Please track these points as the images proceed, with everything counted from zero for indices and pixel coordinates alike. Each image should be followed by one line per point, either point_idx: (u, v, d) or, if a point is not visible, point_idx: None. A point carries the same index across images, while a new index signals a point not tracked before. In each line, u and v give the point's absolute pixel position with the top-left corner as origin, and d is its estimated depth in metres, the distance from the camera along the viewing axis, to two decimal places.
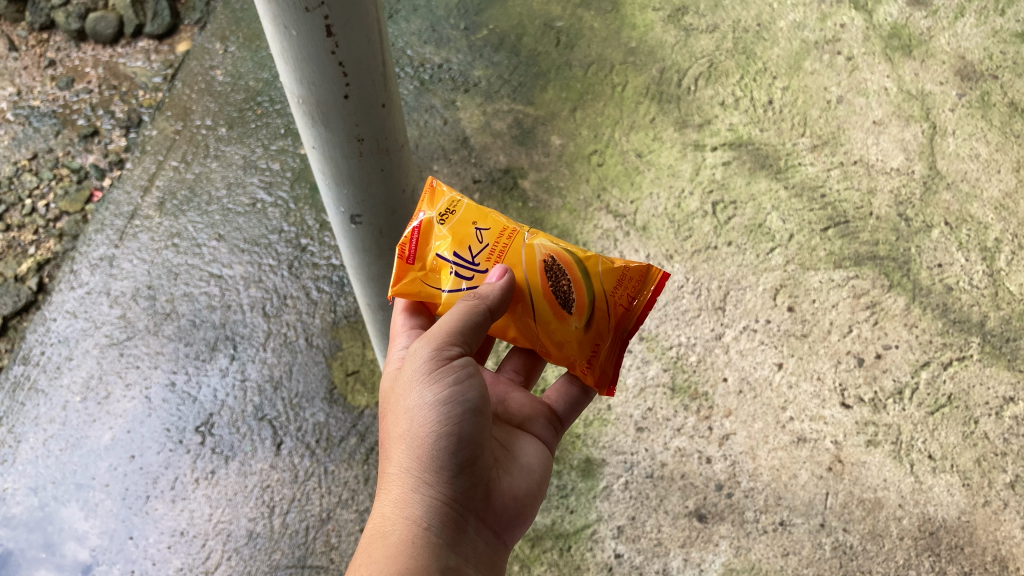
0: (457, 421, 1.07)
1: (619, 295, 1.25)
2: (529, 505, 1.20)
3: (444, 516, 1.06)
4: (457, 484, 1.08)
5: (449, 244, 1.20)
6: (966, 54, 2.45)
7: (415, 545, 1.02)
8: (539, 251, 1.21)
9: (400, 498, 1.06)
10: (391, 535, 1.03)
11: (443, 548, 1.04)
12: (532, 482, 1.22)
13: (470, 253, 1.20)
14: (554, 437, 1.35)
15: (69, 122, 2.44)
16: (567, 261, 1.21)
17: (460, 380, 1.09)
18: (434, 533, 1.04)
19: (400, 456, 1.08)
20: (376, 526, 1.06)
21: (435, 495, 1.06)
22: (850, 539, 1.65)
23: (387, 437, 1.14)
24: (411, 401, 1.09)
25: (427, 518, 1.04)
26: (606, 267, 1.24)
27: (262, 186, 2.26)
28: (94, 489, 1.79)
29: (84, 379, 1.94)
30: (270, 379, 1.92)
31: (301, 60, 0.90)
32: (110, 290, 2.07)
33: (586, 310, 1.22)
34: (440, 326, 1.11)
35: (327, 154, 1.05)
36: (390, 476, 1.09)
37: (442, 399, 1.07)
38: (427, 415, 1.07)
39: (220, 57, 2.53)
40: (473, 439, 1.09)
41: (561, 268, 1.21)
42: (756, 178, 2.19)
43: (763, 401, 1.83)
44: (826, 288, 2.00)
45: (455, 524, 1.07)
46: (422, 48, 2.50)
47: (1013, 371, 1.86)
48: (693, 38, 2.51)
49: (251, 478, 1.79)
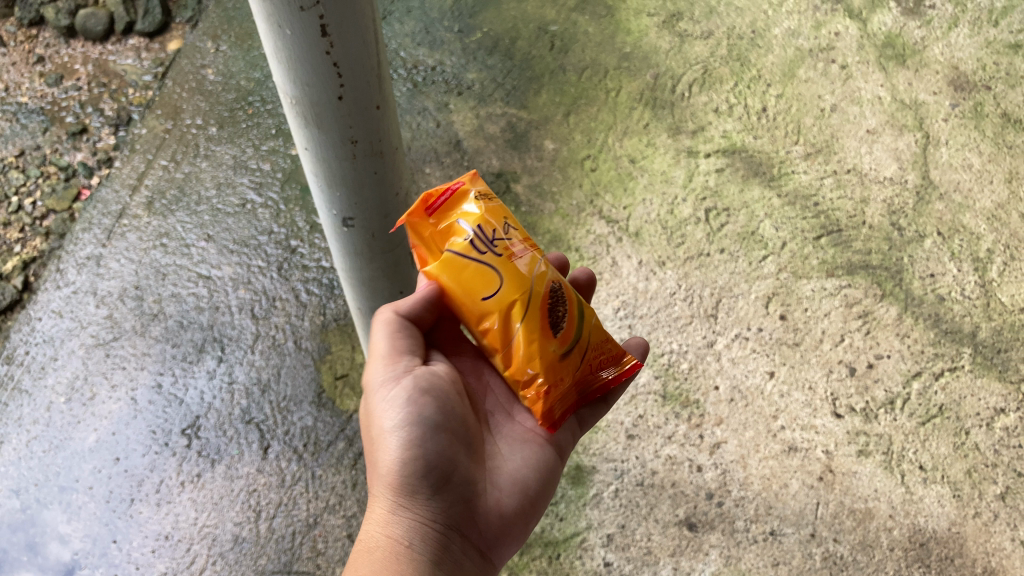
0: (423, 438, 1.09)
1: (594, 356, 1.25)
2: (523, 510, 1.19)
3: (424, 530, 1.08)
4: (435, 498, 1.09)
5: (476, 217, 1.17)
6: (959, 64, 2.45)
7: (397, 562, 1.05)
8: (550, 272, 1.21)
9: (381, 518, 1.09)
10: (374, 554, 1.07)
11: (422, 561, 1.06)
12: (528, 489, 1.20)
13: (491, 234, 1.17)
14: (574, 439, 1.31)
15: (57, 119, 2.41)
16: (570, 294, 1.22)
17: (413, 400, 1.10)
18: (416, 548, 1.06)
19: (378, 479, 1.11)
20: (363, 545, 1.10)
21: (412, 511, 1.08)
22: (840, 549, 1.64)
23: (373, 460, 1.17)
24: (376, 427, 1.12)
25: (408, 535, 1.07)
26: (596, 323, 1.26)
27: (252, 186, 2.24)
28: (77, 492, 1.77)
29: (69, 379, 1.91)
30: (258, 382, 1.90)
31: (295, 60, 0.88)
32: (96, 290, 2.05)
33: (570, 341, 1.19)
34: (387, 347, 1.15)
35: (319, 157, 1.03)
36: (373, 498, 1.12)
37: (406, 422, 1.09)
38: (394, 437, 1.09)
39: (211, 56, 2.51)
40: (445, 454, 1.10)
41: (563, 296, 1.20)
42: (750, 186, 2.19)
43: (755, 410, 1.83)
44: (818, 296, 1.99)
45: (435, 539, 1.08)
46: (415, 50, 2.48)
47: (1004, 382, 1.86)
48: (687, 44, 2.50)
49: (237, 482, 1.76)
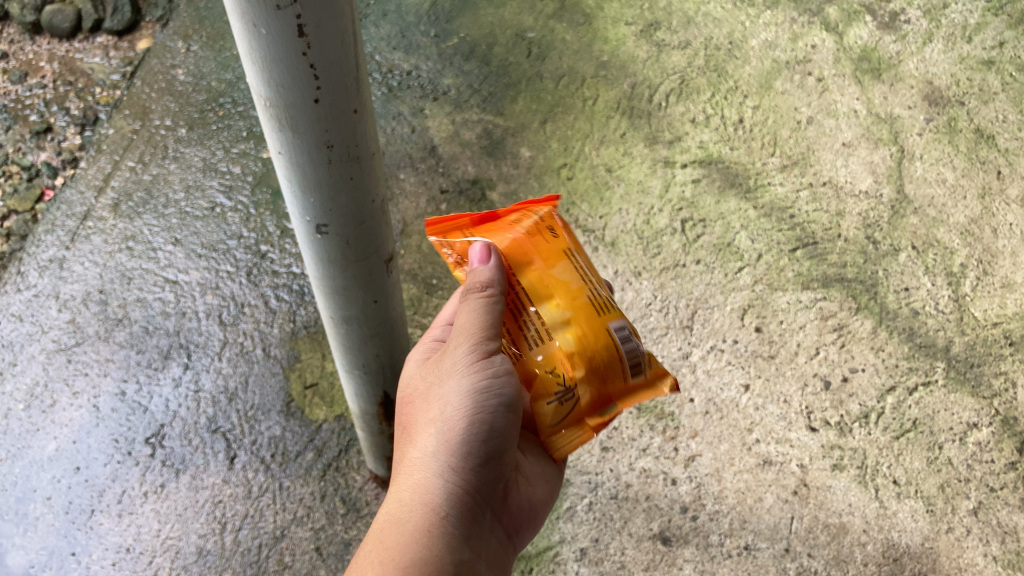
0: (489, 410, 0.99)
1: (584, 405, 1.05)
2: (542, 510, 1.15)
3: (462, 508, 0.99)
4: (480, 477, 1.01)
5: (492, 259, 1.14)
6: (933, 80, 2.46)
7: (433, 536, 0.94)
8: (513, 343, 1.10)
9: (418, 484, 0.98)
10: (406, 522, 0.95)
11: (458, 538, 0.96)
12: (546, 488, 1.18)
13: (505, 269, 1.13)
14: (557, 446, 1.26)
15: (20, 118, 2.35)
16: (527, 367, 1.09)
17: (498, 374, 1.00)
18: (453, 525, 0.96)
19: (427, 441, 1.00)
20: (388, 510, 0.97)
21: (457, 485, 0.98)
22: (815, 564, 1.63)
23: (407, 426, 1.06)
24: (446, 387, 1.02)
25: (446, 505, 0.97)
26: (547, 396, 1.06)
27: (222, 190, 2.19)
28: (35, 503, 1.72)
29: (28, 386, 1.86)
30: (225, 390, 1.86)
31: (270, 61, 0.84)
32: (59, 294, 1.99)
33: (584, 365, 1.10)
34: (468, 320, 1.02)
35: (294, 160, 0.98)
36: (411, 462, 1.01)
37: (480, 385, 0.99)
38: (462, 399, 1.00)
39: (181, 56, 2.47)
40: (501, 436, 1.02)
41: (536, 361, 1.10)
42: (726, 198, 2.18)
43: (730, 423, 1.81)
44: (793, 309, 1.98)
45: (471, 516, 0.99)
46: (391, 54, 2.46)
47: (977, 397, 1.86)
48: (664, 54, 2.50)
49: (202, 493, 1.72)
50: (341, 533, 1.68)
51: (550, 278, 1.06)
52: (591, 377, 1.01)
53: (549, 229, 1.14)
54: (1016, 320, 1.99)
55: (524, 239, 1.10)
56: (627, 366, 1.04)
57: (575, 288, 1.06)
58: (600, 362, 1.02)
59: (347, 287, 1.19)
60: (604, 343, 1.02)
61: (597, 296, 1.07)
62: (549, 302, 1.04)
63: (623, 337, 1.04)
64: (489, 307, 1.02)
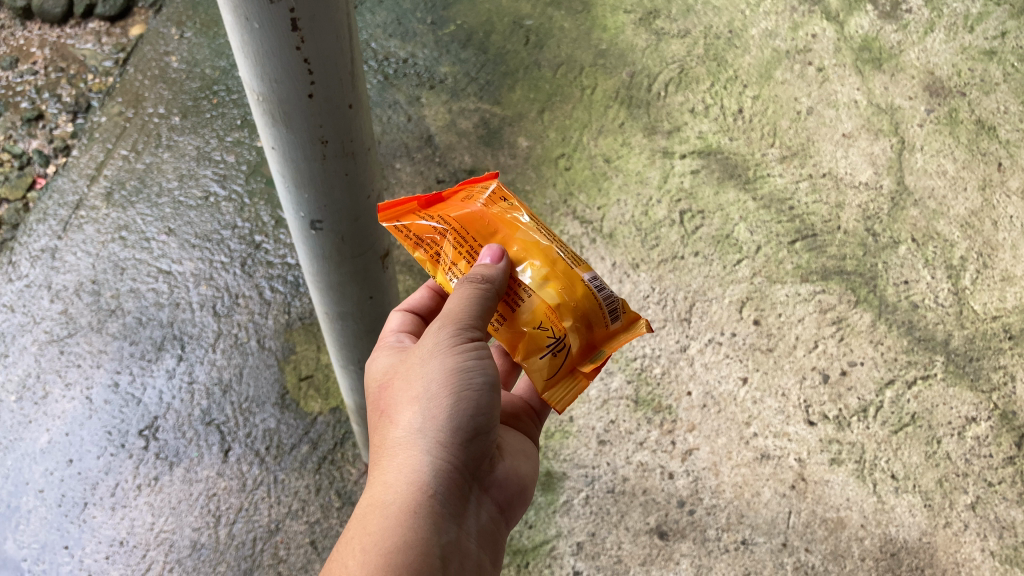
0: (471, 386, 0.98)
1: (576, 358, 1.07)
2: (529, 484, 1.13)
3: (450, 486, 0.95)
4: (467, 454, 0.98)
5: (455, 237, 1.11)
6: (934, 70, 2.44)
7: (421, 515, 0.90)
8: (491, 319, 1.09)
9: (403, 465, 0.94)
10: (391, 504, 0.91)
11: (446, 517, 0.93)
12: (530, 464, 1.16)
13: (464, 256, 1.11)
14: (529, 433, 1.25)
15: (12, 105, 2.32)
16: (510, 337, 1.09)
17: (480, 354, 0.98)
18: (441, 503, 0.93)
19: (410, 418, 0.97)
20: (373, 494, 0.93)
21: (444, 461, 0.95)
22: (812, 559, 1.62)
23: (385, 407, 1.03)
24: (427, 366, 1.00)
25: (434, 484, 0.93)
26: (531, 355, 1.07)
27: (216, 179, 2.17)
28: (28, 496, 1.70)
29: (20, 377, 1.84)
30: (219, 382, 1.84)
31: (262, 56, 0.82)
32: (51, 284, 1.97)
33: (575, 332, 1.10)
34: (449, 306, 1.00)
35: (287, 156, 0.96)
36: (394, 443, 0.97)
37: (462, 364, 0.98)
38: (446, 374, 0.98)
39: (175, 43, 2.44)
40: (488, 410, 0.99)
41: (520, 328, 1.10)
42: (724, 189, 2.16)
43: (728, 416, 1.80)
44: (792, 302, 1.97)
45: (459, 494, 0.96)
46: (387, 42, 2.43)
47: (976, 391, 1.85)
48: (664, 43, 2.47)
49: (196, 486, 1.71)
50: (336, 526, 1.67)
51: (519, 244, 1.06)
52: (578, 325, 1.04)
53: (505, 199, 1.12)
54: (1016, 314, 1.98)
55: (485, 210, 1.08)
56: (607, 312, 1.06)
57: (548, 247, 1.07)
58: (584, 312, 1.04)
59: (343, 283, 1.17)
60: (585, 293, 1.04)
61: (567, 251, 1.09)
62: (526, 262, 1.05)
63: (600, 286, 1.06)
64: (481, 301, 0.99)
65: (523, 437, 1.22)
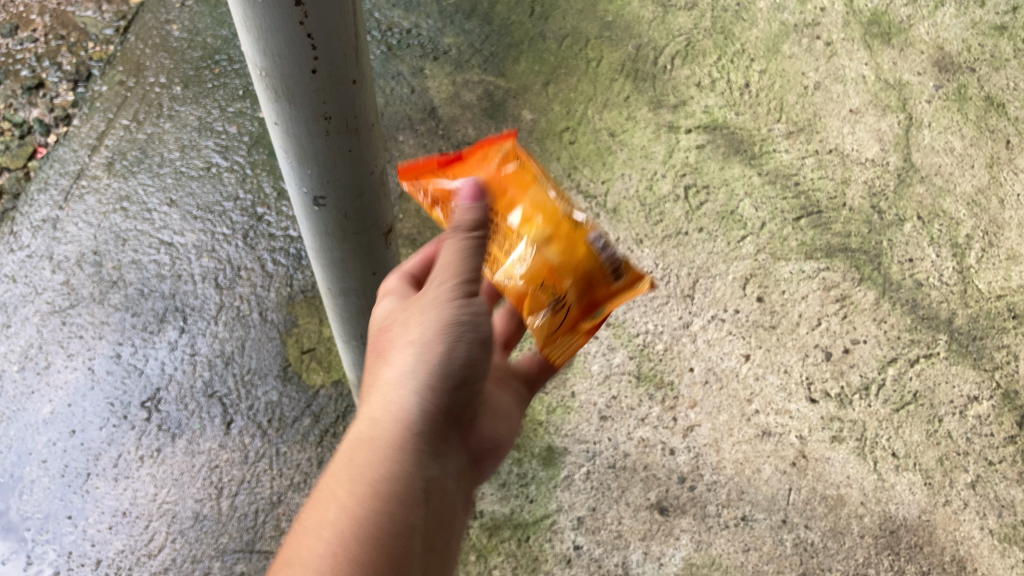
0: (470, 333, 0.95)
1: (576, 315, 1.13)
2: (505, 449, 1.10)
3: (438, 430, 0.92)
4: (458, 400, 0.95)
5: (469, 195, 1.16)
6: (944, 45, 2.42)
7: (407, 453, 0.87)
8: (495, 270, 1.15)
9: (392, 401, 0.91)
10: (376, 438, 0.87)
11: (432, 459, 0.89)
12: (507, 431, 1.14)
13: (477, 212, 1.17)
14: (517, 405, 1.24)
15: (12, 73, 2.30)
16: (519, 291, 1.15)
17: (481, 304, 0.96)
18: (428, 445, 0.89)
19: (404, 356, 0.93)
20: (358, 425, 0.90)
21: (434, 403, 0.92)
22: (811, 536, 1.63)
23: (378, 345, 0.99)
24: (428, 310, 0.97)
25: (422, 425, 0.90)
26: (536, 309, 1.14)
27: (217, 150, 2.16)
28: (31, 466, 1.71)
29: (23, 348, 1.84)
30: (221, 354, 1.84)
31: (266, 30, 0.81)
32: (53, 255, 1.97)
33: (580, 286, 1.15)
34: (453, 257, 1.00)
35: (290, 132, 0.95)
36: (383, 381, 0.93)
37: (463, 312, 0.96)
38: (445, 318, 0.95)
39: (177, 11, 2.42)
40: (480, 360, 0.96)
41: None
42: (730, 164, 2.15)
43: (729, 393, 1.80)
44: (796, 279, 1.96)
45: (446, 439, 0.93)
46: (390, 12, 2.41)
47: (979, 369, 1.85)
48: (671, 15, 2.44)
49: (198, 458, 1.71)
50: None
51: (527, 207, 1.10)
52: (578, 286, 1.10)
53: (518, 155, 1.15)
54: (1020, 293, 1.97)
55: (496, 172, 1.12)
56: (606, 273, 1.11)
57: (555, 210, 1.11)
58: (584, 274, 1.10)
59: (345, 260, 1.16)
60: (585, 257, 1.10)
61: (572, 212, 1.12)
62: (527, 225, 1.10)
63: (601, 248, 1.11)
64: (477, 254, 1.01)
65: (508, 406, 1.20)
